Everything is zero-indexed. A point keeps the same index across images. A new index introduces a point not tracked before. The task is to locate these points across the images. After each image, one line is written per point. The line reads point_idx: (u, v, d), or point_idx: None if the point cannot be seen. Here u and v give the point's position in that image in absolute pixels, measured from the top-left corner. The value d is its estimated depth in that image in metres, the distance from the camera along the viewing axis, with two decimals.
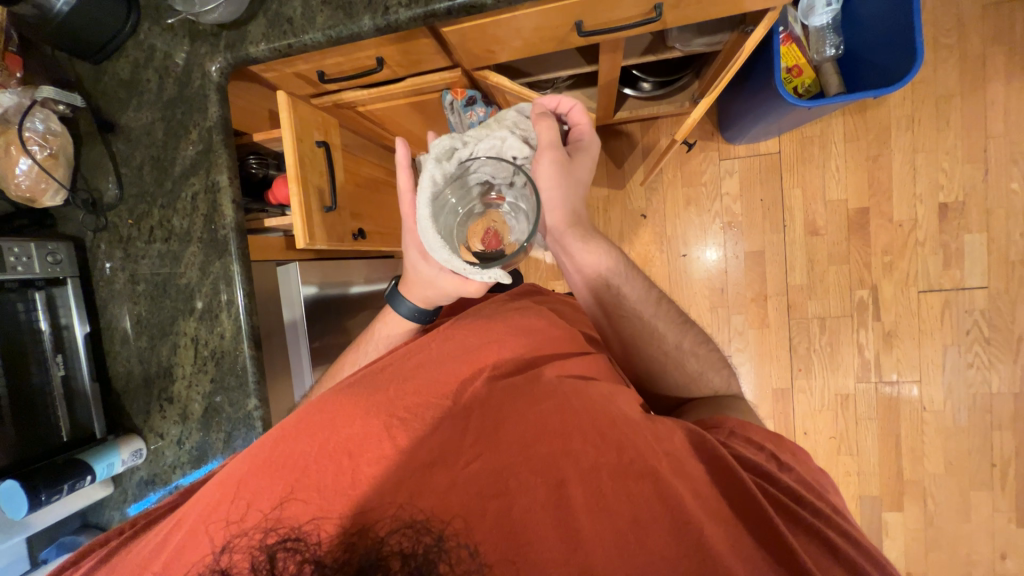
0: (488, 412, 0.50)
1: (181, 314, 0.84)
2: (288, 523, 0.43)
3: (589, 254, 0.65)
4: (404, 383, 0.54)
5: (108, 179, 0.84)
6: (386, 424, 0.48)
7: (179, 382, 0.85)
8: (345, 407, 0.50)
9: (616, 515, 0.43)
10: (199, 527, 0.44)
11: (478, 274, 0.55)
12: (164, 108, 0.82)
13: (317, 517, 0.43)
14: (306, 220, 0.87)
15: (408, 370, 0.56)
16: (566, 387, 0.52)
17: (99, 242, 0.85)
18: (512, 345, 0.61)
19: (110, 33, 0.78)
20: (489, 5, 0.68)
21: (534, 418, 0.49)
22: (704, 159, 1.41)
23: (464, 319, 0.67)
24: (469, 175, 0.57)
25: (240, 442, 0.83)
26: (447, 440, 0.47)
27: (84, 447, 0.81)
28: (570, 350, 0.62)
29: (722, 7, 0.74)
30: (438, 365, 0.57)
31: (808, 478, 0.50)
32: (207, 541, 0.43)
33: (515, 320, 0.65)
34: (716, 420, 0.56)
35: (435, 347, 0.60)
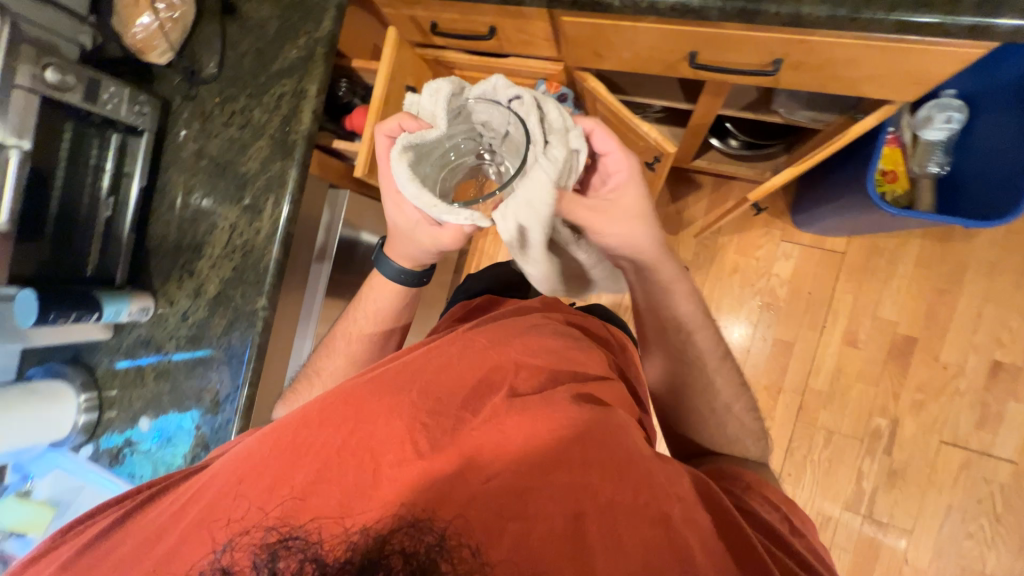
0: (505, 428, 0.49)
1: (228, 199, 0.87)
2: (290, 522, 0.44)
3: (675, 289, 0.69)
4: (423, 386, 0.54)
5: (211, 53, 0.88)
6: (408, 428, 0.49)
7: (205, 262, 0.88)
8: (368, 406, 0.51)
9: (629, 559, 0.42)
10: (202, 523, 0.45)
11: (450, 214, 0.50)
12: (285, 9, 0.85)
13: (319, 515, 0.44)
14: (371, 153, 0.89)
15: (425, 370, 0.56)
16: (585, 416, 0.51)
17: (181, 110, 0.90)
18: (533, 362, 0.59)
19: None
20: (615, 7, 0.68)
21: (551, 446, 0.48)
22: (765, 234, 1.37)
23: (498, 327, 0.66)
24: (463, 122, 0.56)
25: (238, 335, 0.86)
26: (463, 447, 0.48)
27: (101, 287, 0.85)
28: (586, 371, 0.61)
29: (840, 85, 0.72)
30: (454, 367, 0.56)
31: (820, 550, 0.51)
32: (208, 539, 0.44)
33: (539, 338, 0.64)
34: (733, 470, 0.59)
35: (455, 349, 0.60)
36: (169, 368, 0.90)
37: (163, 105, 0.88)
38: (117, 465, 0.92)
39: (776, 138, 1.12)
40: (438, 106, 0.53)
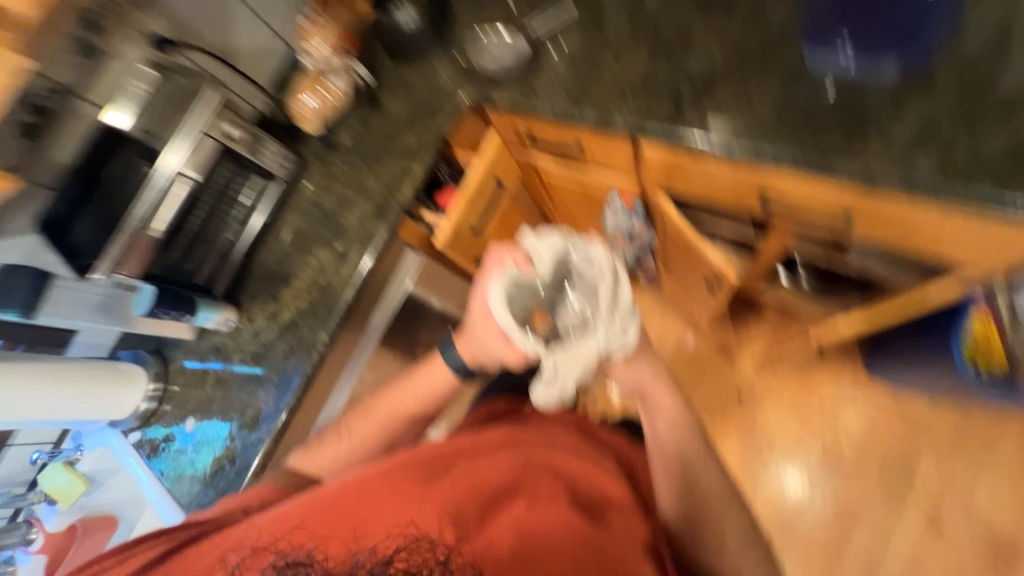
0: (519, 540, 0.56)
1: (324, 243, 1.00)
2: (304, 563, 0.56)
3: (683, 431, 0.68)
4: (447, 480, 0.60)
5: (349, 130, 1.09)
6: (433, 517, 0.57)
7: (289, 291, 1.00)
8: (394, 488, 0.59)
9: None
10: (239, 544, 0.59)
11: (524, 341, 0.61)
12: (413, 106, 1.03)
13: (334, 568, 0.55)
14: (454, 227, 1.00)
15: (449, 465, 0.63)
16: (593, 541, 0.56)
17: (312, 168, 1.09)
18: (554, 478, 0.62)
19: (415, 49, 1.04)
20: (692, 144, 0.75)
21: (557, 562, 0.54)
22: (834, 380, 1.27)
23: (526, 433, 0.69)
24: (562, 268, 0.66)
25: (293, 363, 0.94)
26: (479, 546, 0.56)
27: (202, 294, 0.98)
28: (604, 498, 0.63)
29: (916, 246, 0.71)
30: (476, 469, 0.62)
31: None
32: (235, 555, 0.58)
33: (561, 458, 0.66)
34: None
35: (478, 452, 0.65)
36: (228, 378, 1.00)
37: (301, 162, 1.08)
38: (152, 458, 1.01)
39: (848, 282, 1.10)
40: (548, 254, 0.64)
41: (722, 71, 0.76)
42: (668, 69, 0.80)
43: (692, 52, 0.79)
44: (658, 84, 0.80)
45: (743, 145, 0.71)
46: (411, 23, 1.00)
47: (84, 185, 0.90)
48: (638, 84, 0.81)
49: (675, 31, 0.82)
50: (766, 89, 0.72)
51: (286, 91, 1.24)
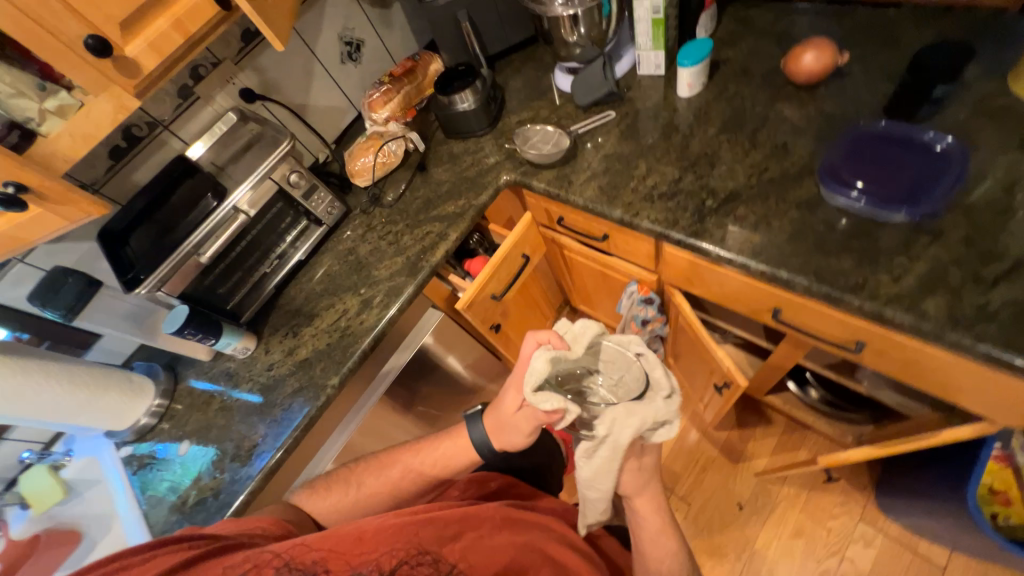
0: None
1: (352, 289, 1.05)
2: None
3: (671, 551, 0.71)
4: (460, 548, 0.60)
5: (395, 190, 1.18)
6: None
7: (309, 330, 1.03)
8: (407, 545, 0.58)
9: None
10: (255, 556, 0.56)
11: (550, 401, 0.62)
12: (457, 178, 1.12)
13: None
14: (475, 294, 1.03)
15: (461, 531, 0.62)
16: None
17: (355, 218, 1.17)
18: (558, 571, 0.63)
19: (468, 129, 1.15)
20: (712, 255, 0.80)
21: None
22: (841, 504, 1.26)
23: (532, 513, 0.70)
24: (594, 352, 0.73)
25: (300, 401, 0.95)
26: None
27: (227, 320, 1.01)
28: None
29: (925, 384, 0.74)
30: (486, 540, 0.62)
31: None
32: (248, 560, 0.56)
33: (563, 548, 0.66)
34: None
35: (488, 522, 0.64)
36: (232, 406, 1.01)
37: (346, 211, 1.16)
38: (137, 474, 1.00)
39: (859, 407, 1.13)
40: (585, 335, 0.71)
41: (744, 193, 0.82)
42: (695, 183, 0.86)
43: (718, 171, 0.86)
44: (684, 195, 0.86)
45: (759, 261, 0.75)
46: (468, 106, 1.11)
47: (152, 206, 0.98)
48: (666, 192, 0.88)
49: (704, 151, 0.90)
50: (786, 216, 0.77)
51: (345, 146, 1.36)
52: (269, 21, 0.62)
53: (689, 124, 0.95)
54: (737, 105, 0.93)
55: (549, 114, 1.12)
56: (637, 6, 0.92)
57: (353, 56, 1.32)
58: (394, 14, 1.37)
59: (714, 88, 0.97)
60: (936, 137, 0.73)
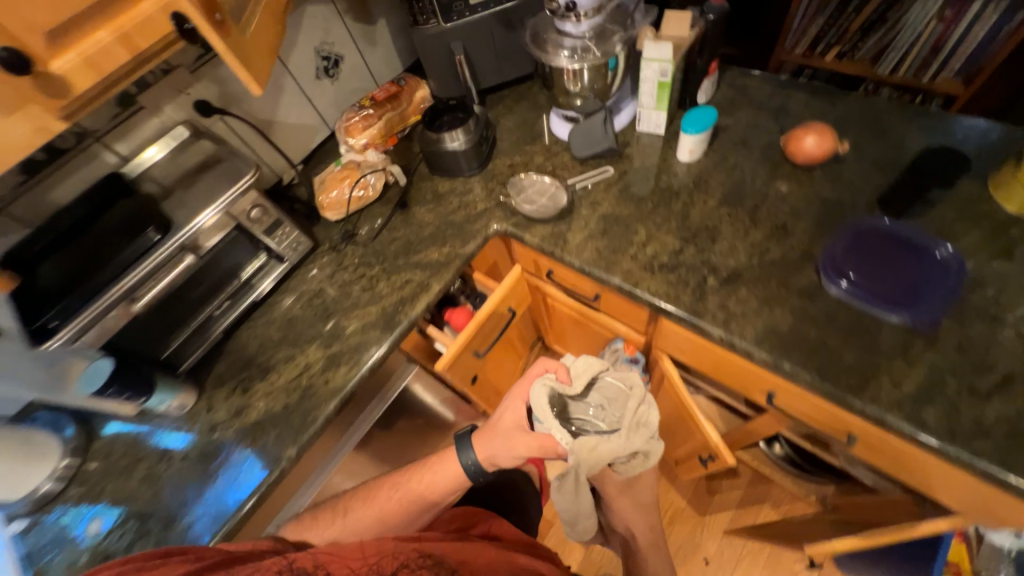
0: None
1: (316, 340, 0.93)
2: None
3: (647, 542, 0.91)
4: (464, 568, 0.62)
5: (371, 226, 1.07)
6: None
7: (262, 386, 0.90)
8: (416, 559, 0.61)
9: None
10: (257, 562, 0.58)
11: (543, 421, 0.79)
12: (443, 221, 1.03)
13: None
14: (456, 354, 0.95)
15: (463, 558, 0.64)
16: None
17: (324, 255, 1.05)
18: None
19: (456, 169, 1.07)
20: (713, 336, 0.77)
21: None
22: (801, 561, 1.30)
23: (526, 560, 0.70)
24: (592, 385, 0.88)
25: (248, 474, 0.81)
26: None
27: (161, 372, 0.87)
28: None
29: (907, 476, 0.75)
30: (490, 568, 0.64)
31: None
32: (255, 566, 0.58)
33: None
34: None
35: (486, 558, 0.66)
36: (162, 473, 0.85)
37: (313, 246, 1.04)
38: (25, 536, 0.82)
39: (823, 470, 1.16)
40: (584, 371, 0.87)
41: (746, 274, 0.80)
42: (696, 257, 0.84)
43: (719, 247, 0.84)
44: (685, 268, 0.83)
45: (763, 350, 0.73)
46: (459, 146, 1.02)
47: (74, 232, 0.82)
48: (666, 263, 0.85)
49: (705, 222, 0.88)
50: (788, 303, 0.76)
51: (315, 168, 1.24)
52: (253, 62, 0.52)
53: (689, 191, 0.93)
54: (736, 177, 0.92)
55: (543, 161, 1.06)
56: (645, 66, 0.89)
57: (330, 72, 1.20)
58: (379, 31, 1.27)
59: (713, 157, 0.96)
60: (942, 248, 0.73)
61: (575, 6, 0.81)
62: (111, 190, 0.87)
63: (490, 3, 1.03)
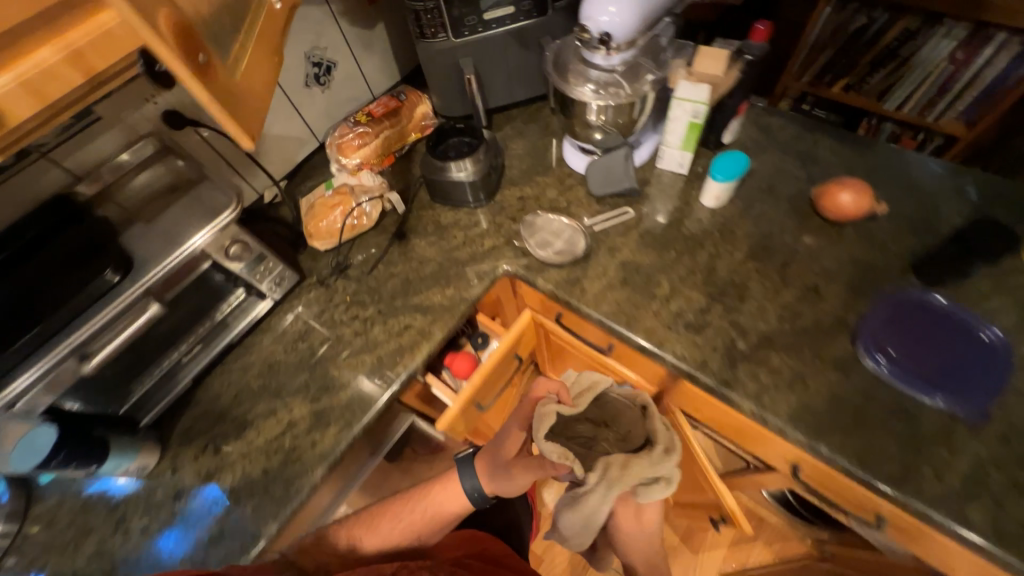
0: None
1: (302, 392, 0.83)
2: None
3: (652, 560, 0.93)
4: None
5: (365, 259, 0.97)
6: None
7: (238, 445, 0.79)
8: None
9: None
10: None
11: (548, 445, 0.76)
12: (446, 258, 0.94)
13: None
14: (458, 410, 0.87)
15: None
16: None
17: (312, 290, 0.94)
18: None
19: (461, 199, 0.98)
20: (744, 409, 0.71)
21: None
22: None
23: None
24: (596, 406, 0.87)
25: (219, 555, 0.71)
26: None
27: (117, 431, 0.75)
28: None
29: None
30: None
31: None
32: None
33: None
34: None
35: None
36: (113, 549, 0.73)
37: (299, 280, 0.93)
38: None
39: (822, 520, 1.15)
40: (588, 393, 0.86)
41: (777, 340, 0.75)
42: (723, 317, 0.78)
43: (748, 308, 0.79)
44: (712, 330, 0.78)
45: (798, 430, 0.68)
46: (466, 177, 0.94)
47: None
48: (692, 322, 0.79)
49: (732, 278, 0.82)
50: (823, 377, 0.71)
51: (300, 185, 1.12)
52: (244, 110, 0.42)
53: (714, 241, 0.87)
54: (764, 229, 0.87)
55: (557, 195, 0.98)
56: (675, 106, 0.83)
57: (321, 80, 1.08)
58: (377, 37, 1.15)
59: (739, 204, 0.90)
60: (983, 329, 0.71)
61: (611, 38, 0.73)
62: (53, 213, 0.72)
63: (506, 19, 0.94)
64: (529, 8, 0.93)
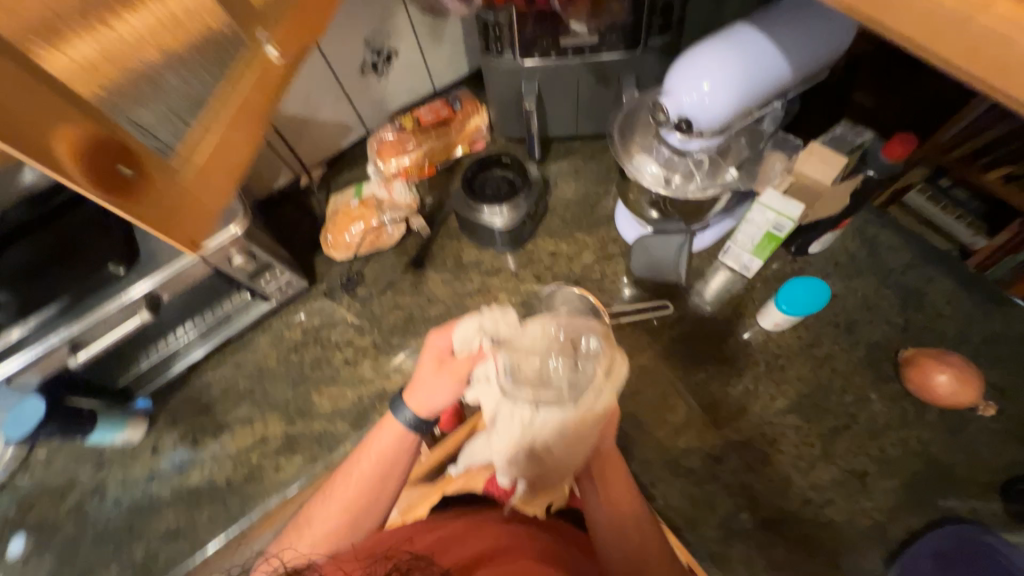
0: None
1: (281, 409, 0.82)
2: None
3: None
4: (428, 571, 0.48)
5: (376, 279, 0.92)
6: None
7: (213, 445, 0.81)
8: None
9: None
10: None
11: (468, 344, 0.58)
12: (455, 304, 0.88)
13: None
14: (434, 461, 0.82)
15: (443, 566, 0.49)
16: None
17: (317, 298, 0.92)
18: None
19: (487, 241, 0.89)
20: None
21: None
22: None
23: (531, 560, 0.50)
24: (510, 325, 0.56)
25: (170, 548, 0.75)
26: None
27: (110, 404, 0.79)
28: None
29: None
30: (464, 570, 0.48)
31: None
32: None
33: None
34: None
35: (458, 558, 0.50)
36: (94, 507, 0.78)
37: (307, 286, 0.91)
38: None
39: None
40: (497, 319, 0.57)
41: (789, 525, 0.65)
42: (734, 475, 0.67)
43: (769, 476, 0.67)
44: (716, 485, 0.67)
45: None
46: (499, 223, 0.84)
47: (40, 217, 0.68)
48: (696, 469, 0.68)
49: (761, 429, 0.69)
50: None
51: (337, 174, 1.07)
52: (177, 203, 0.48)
53: (755, 374, 0.73)
54: (822, 378, 0.71)
55: (592, 261, 0.87)
56: (756, 210, 0.68)
57: (378, 68, 0.99)
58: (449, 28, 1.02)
59: (802, 336, 0.74)
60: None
61: (692, 126, 0.58)
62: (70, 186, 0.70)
63: (587, 49, 0.79)
64: (616, 42, 0.77)
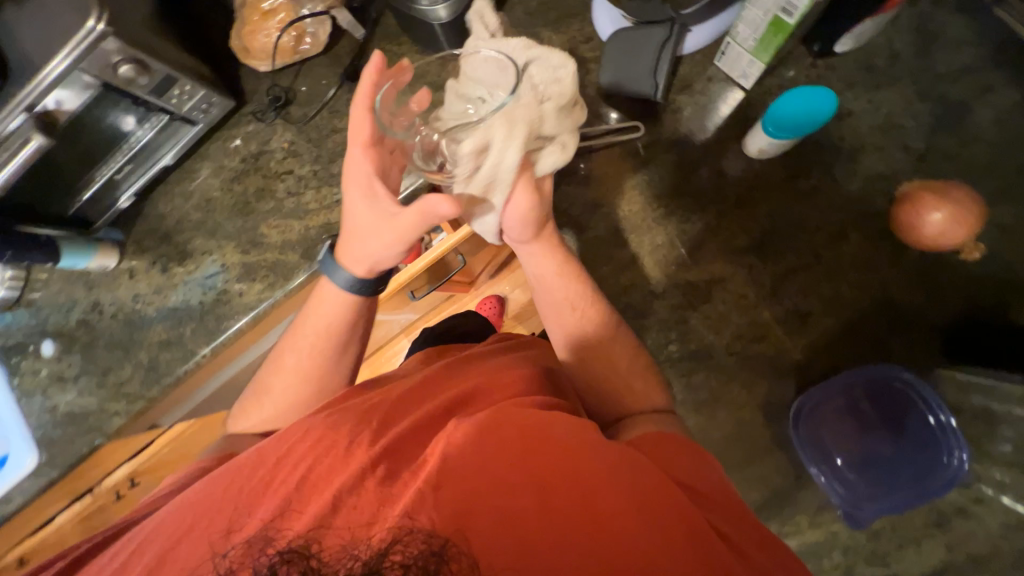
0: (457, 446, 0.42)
1: (235, 239, 0.82)
2: (278, 535, 0.39)
3: None
4: (387, 409, 0.49)
5: (310, 96, 0.80)
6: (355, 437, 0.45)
7: (182, 272, 0.84)
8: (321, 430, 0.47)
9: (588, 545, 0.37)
10: (198, 519, 0.41)
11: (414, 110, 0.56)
12: None
13: (285, 511, 0.40)
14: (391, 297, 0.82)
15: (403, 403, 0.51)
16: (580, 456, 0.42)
17: (249, 120, 0.82)
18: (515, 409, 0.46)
19: (429, 44, 0.72)
20: None
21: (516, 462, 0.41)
22: None
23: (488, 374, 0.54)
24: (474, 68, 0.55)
25: (167, 356, 0.85)
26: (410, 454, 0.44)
27: (67, 232, 0.80)
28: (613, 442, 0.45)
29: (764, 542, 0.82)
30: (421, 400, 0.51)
31: None
32: (193, 542, 0.40)
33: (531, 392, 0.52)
34: None
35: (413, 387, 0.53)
36: (97, 323, 0.87)
37: (234, 107, 0.80)
38: None
39: None
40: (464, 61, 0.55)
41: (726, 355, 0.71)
42: None
43: None
44: None
45: None
46: (442, 15, 0.67)
47: None
48: None
49: None
50: None
51: None
52: None
53: None
54: None
55: None
56: None
57: None
58: None
59: None
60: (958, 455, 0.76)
61: None
62: None
63: None
64: None
